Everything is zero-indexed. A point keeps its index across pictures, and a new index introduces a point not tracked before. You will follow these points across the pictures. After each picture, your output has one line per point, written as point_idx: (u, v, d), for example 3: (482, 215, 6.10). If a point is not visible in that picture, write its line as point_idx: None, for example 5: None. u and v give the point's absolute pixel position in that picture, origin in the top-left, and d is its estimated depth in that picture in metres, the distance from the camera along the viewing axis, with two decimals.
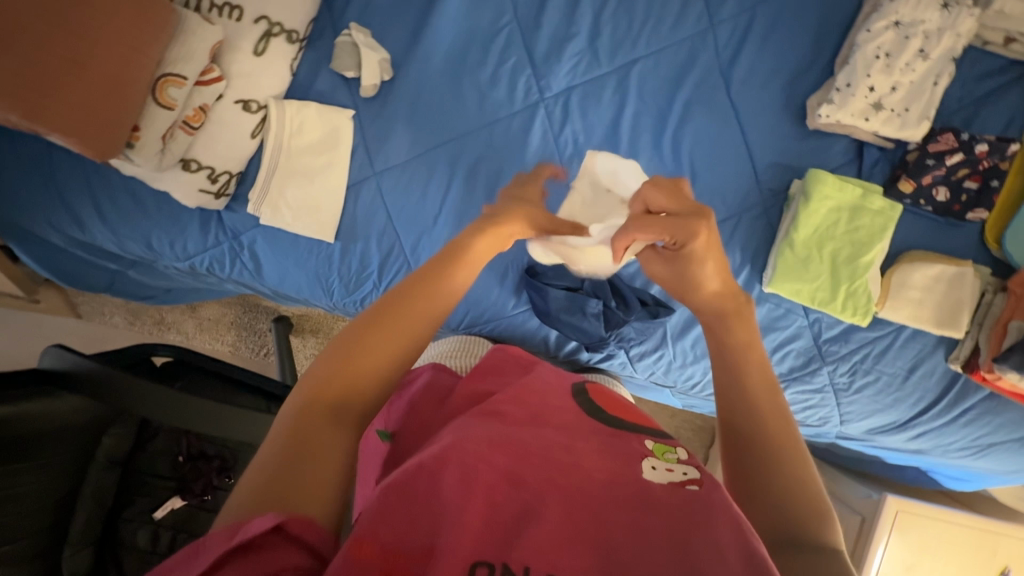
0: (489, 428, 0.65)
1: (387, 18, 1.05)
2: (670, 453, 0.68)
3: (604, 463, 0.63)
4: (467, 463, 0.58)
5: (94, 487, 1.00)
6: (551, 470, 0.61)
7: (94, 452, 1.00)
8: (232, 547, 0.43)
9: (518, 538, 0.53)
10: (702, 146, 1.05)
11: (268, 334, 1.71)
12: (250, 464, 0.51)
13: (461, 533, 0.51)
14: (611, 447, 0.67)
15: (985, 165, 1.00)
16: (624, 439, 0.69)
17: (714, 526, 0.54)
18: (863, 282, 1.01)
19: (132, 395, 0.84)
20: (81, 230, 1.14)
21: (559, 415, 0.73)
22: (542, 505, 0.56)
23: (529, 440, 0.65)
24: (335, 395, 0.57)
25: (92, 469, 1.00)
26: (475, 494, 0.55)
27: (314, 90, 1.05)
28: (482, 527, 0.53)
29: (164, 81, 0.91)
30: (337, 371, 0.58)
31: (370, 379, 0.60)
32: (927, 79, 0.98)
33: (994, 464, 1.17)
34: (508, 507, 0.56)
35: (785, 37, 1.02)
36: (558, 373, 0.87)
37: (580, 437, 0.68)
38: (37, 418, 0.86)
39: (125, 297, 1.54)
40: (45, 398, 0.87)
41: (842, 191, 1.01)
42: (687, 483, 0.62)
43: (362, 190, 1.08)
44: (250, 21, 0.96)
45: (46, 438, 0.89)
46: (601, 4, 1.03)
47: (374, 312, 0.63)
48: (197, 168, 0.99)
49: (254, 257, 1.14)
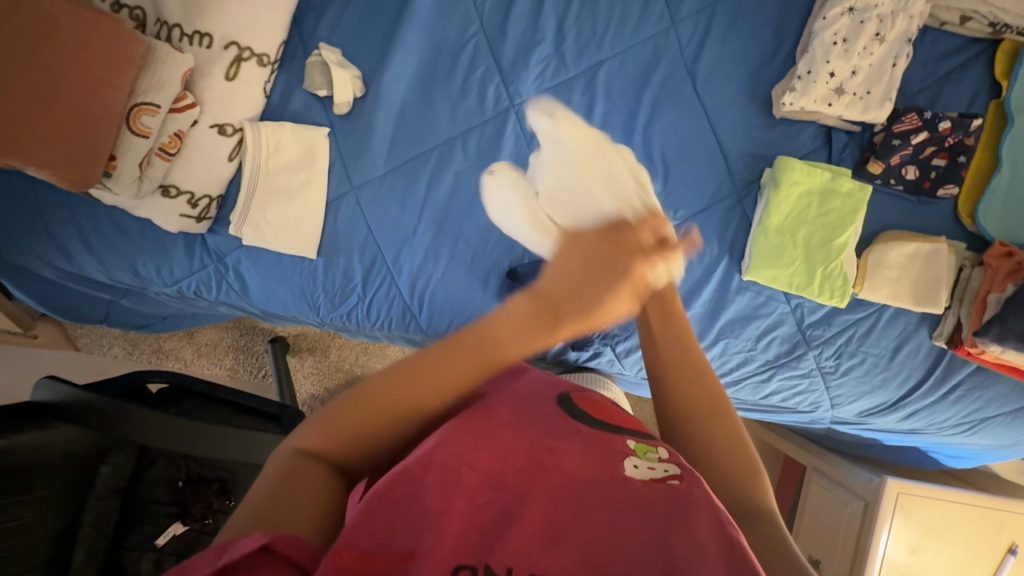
0: (473, 429, 0.65)
1: (357, 36, 1.07)
2: (652, 452, 0.66)
3: (586, 463, 0.63)
4: (452, 465, 0.59)
5: (93, 518, 1.00)
6: (531, 470, 0.61)
7: (93, 481, 1.00)
8: (218, 568, 0.43)
9: (501, 537, 0.52)
10: (673, 141, 1.06)
11: (265, 356, 1.72)
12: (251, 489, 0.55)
13: (442, 536, 0.51)
14: (592, 447, 0.66)
15: (951, 141, 1.02)
16: (606, 439, 0.68)
17: (696, 523, 0.55)
18: (839, 264, 1.03)
19: (128, 422, 0.87)
20: (70, 262, 1.16)
21: (539, 417, 0.72)
22: (524, 504, 0.56)
23: (513, 442, 0.65)
24: (342, 442, 0.59)
25: (91, 499, 1.00)
26: (457, 497, 0.55)
27: (289, 110, 1.08)
28: (463, 527, 0.53)
29: (138, 110, 0.93)
30: (348, 421, 0.60)
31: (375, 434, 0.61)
32: (886, 62, 0.99)
33: (987, 439, 1.17)
34: (490, 508, 0.56)
35: (746, 31, 1.04)
36: (540, 373, 0.87)
37: (563, 438, 0.67)
38: (30, 451, 0.87)
39: (121, 327, 1.56)
40: (36, 429, 0.87)
41: (811, 176, 1.02)
42: (668, 479, 0.61)
43: (341, 206, 1.10)
44: (221, 47, 0.98)
45: (42, 470, 0.90)
46: (564, 10, 1.05)
47: (389, 368, 0.62)
48: (176, 194, 1.02)
49: (239, 277, 1.15)
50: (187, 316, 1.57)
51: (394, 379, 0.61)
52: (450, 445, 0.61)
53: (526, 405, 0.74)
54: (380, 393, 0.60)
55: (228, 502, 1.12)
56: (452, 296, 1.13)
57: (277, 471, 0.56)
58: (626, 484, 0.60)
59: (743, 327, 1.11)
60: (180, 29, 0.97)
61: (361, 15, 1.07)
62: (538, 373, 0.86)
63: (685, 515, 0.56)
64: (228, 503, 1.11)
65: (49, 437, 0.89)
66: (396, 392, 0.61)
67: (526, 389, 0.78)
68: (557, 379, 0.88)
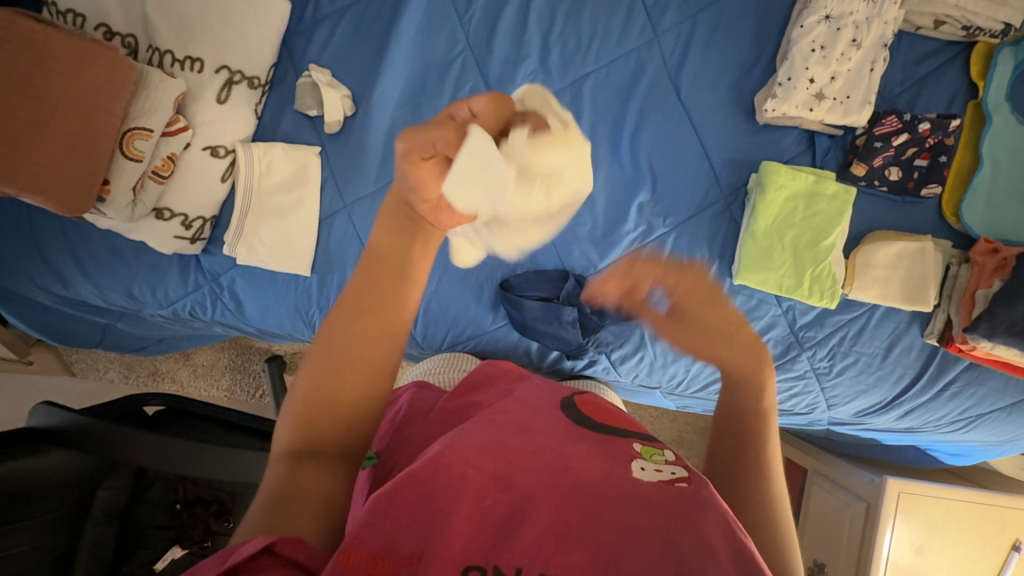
0: (480, 434, 0.64)
1: (345, 56, 1.09)
2: (658, 454, 0.67)
3: (595, 464, 0.62)
4: (457, 471, 0.57)
5: (91, 543, 1.00)
6: (538, 471, 0.60)
7: (90, 506, 1.00)
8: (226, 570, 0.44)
9: (507, 540, 0.53)
10: (660, 149, 1.08)
11: (262, 375, 1.72)
12: (244, 518, 0.52)
13: (449, 541, 0.51)
14: (601, 449, 0.66)
15: (932, 142, 1.03)
16: (610, 442, 0.69)
17: (704, 521, 0.56)
18: (827, 265, 1.04)
19: (123, 444, 0.87)
20: (66, 287, 1.17)
21: (545, 425, 0.71)
22: (532, 506, 0.56)
23: (516, 443, 0.64)
24: (320, 431, 0.57)
25: (88, 524, 1.00)
26: (464, 499, 0.55)
27: (280, 131, 1.09)
28: (471, 531, 0.53)
29: (131, 134, 0.94)
30: (315, 408, 0.57)
31: (350, 408, 0.58)
32: (863, 67, 1.02)
33: (984, 435, 1.18)
34: (498, 510, 0.56)
35: (727, 40, 1.06)
36: (534, 381, 0.88)
37: (569, 442, 0.67)
38: (27, 477, 0.87)
39: (118, 350, 1.55)
40: (33, 456, 0.87)
41: (796, 179, 1.04)
42: (675, 481, 0.62)
43: (334, 223, 1.11)
44: (212, 71, 1.00)
45: (39, 496, 0.90)
46: (548, 25, 1.07)
47: (323, 343, 0.58)
48: (170, 216, 1.03)
49: (234, 296, 1.16)
50: (184, 337, 1.57)
51: (332, 369, 0.57)
52: (459, 448, 0.60)
53: (526, 410, 0.74)
54: (325, 386, 0.57)
55: (227, 523, 1.12)
56: (446, 309, 1.15)
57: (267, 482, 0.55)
58: (634, 483, 0.60)
59: None
60: (171, 55, 0.98)
61: (349, 35, 1.09)
62: (533, 382, 0.87)
63: (694, 515, 0.57)
64: (227, 524, 1.12)
65: (42, 463, 0.89)
66: (339, 383, 0.57)
67: (526, 396, 0.79)
68: (556, 388, 0.88)
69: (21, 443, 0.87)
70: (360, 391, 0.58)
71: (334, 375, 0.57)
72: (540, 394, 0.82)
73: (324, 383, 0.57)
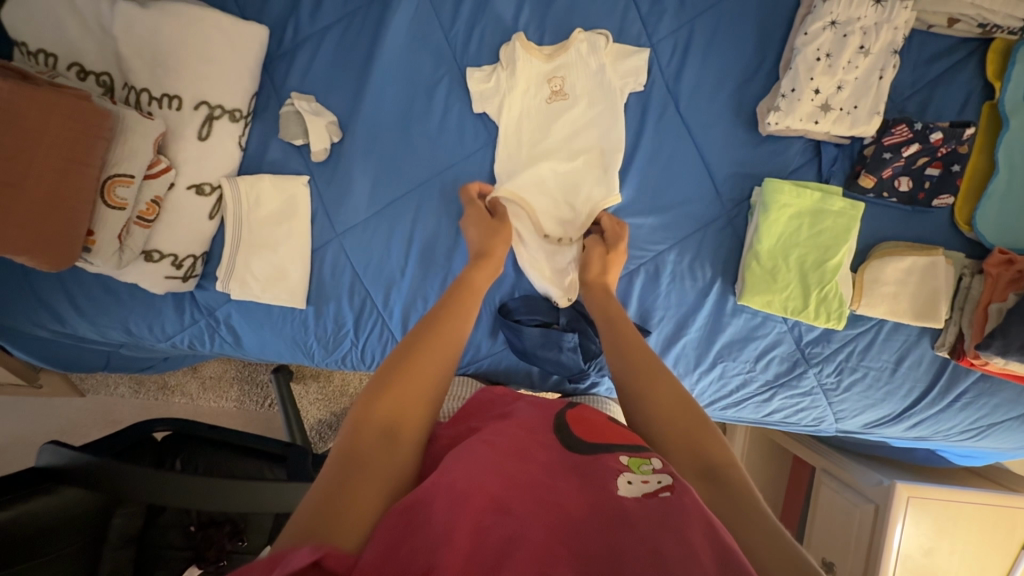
0: (478, 452, 0.59)
1: (329, 79, 1.05)
2: (645, 464, 0.59)
3: (582, 494, 0.55)
4: (461, 487, 0.52)
5: (110, 567, 0.99)
6: (533, 501, 0.53)
7: (106, 533, 0.98)
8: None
9: (507, 559, 0.45)
10: (658, 163, 1.05)
11: (270, 385, 1.73)
12: (298, 508, 0.52)
13: (451, 557, 0.44)
14: (585, 474, 0.58)
15: (944, 151, 0.98)
16: (591, 461, 0.60)
17: (688, 529, 0.48)
18: (834, 286, 1.00)
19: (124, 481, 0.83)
20: (62, 324, 1.15)
21: (545, 448, 0.63)
22: (531, 527, 0.49)
23: (515, 472, 0.57)
24: (386, 415, 0.63)
25: (105, 550, 0.98)
26: (465, 515, 0.49)
27: (266, 161, 1.07)
28: (471, 547, 0.47)
29: (113, 181, 0.91)
30: (385, 396, 0.65)
31: (417, 395, 0.67)
32: (872, 74, 0.95)
33: (996, 443, 1.15)
34: (499, 529, 0.49)
35: (726, 47, 1.01)
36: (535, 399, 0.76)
37: (559, 476, 0.58)
38: (39, 518, 0.87)
39: (124, 371, 1.55)
40: (46, 496, 0.88)
41: (801, 197, 0.99)
42: (658, 492, 0.54)
43: (327, 253, 1.09)
44: (191, 108, 0.96)
45: (52, 533, 0.88)
46: (539, 39, 1.03)
47: (407, 352, 0.71)
48: (160, 257, 1.01)
49: (232, 329, 1.15)
50: (187, 355, 1.54)
51: (384, 387, 0.66)
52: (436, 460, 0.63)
53: (524, 431, 0.66)
54: (387, 388, 0.66)
55: (241, 543, 1.07)
56: None
57: (331, 470, 0.56)
58: (615, 503, 0.53)
59: (741, 349, 1.10)
60: (148, 93, 0.95)
61: (333, 55, 1.05)
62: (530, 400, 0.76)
63: (674, 521, 0.49)
64: (241, 544, 1.07)
65: (56, 500, 0.89)
66: (403, 385, 0.67)
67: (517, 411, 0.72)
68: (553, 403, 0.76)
69: (33, 482, 0.88)
70: (423, 390, 0.68)
71: (406, 374, 0.68)
72: (540, 417, 0.71)
73: (388, 400, 0.64)
